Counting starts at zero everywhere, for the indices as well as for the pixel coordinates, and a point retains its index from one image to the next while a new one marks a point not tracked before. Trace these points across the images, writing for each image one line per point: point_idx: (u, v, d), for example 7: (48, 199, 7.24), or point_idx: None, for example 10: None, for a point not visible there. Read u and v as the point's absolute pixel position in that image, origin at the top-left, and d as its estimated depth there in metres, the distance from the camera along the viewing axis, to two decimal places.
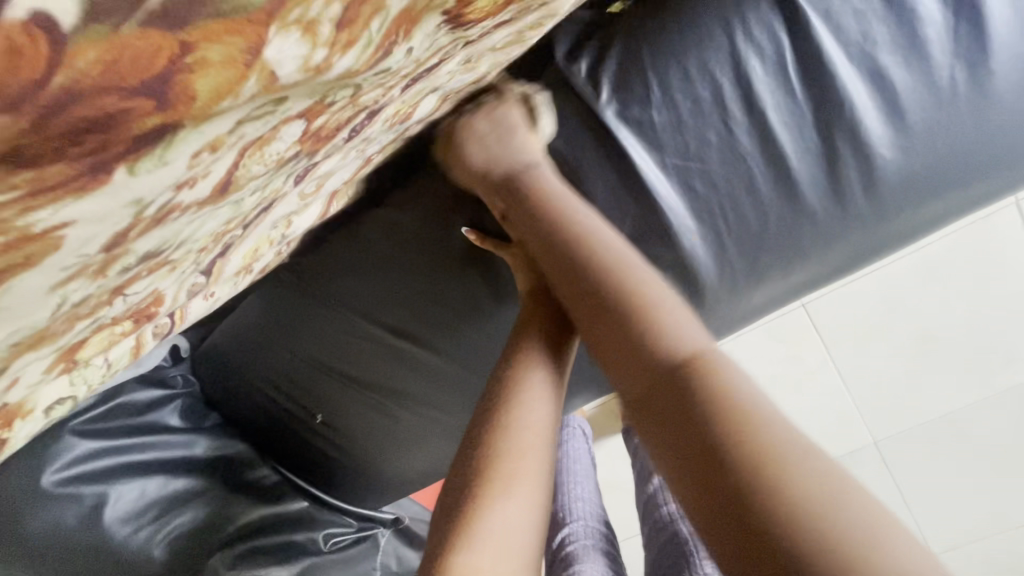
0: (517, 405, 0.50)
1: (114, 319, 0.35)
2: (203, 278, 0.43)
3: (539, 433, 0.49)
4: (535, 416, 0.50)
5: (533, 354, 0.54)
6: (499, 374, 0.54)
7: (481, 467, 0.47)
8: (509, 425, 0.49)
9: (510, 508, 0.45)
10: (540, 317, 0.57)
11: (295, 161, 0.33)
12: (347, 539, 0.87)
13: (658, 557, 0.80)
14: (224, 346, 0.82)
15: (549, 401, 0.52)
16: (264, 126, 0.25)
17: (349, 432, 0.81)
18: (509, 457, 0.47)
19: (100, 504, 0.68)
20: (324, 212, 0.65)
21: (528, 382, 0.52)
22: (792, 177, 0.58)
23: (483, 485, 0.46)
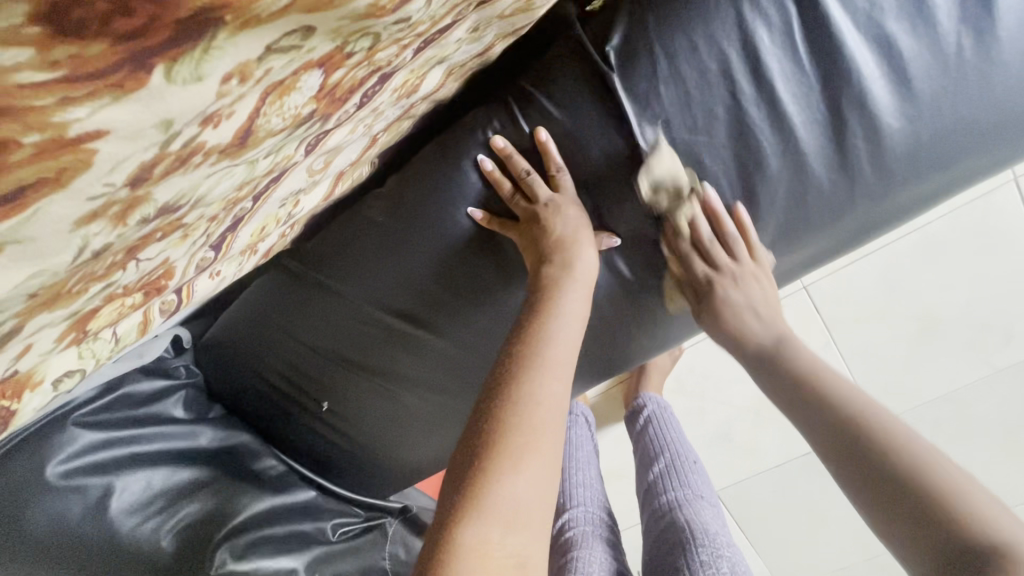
0: (528, 381, 0.49)
1: (127, 288, 0.34)
2: (212, 253, 0.43)
3: (551, 409, 0.49)
4: (546, 391, 0.49)
5: (542, 332, 0.53)
6: (510, 351, 0.53)
7: (491, 439, 0.46)
8: (520, 401, 0.48)
9: (520, 482, 0.44)
10: (546, 295, 0.56)
11: (309, 124, 0.33)
12: (354, 529, 0.87)
13: (656, 543, 0.81)
14: (226, 336, 0.81)
15: (561, 378, 0.51)
16: (290, 62, 0.24)
17: (356, 421, 0.80)
18: (519, 432, 0.46)
19: (105, 495, 0.68)
20: (330, 194, 0.64)
21: (540, 359, 0.51)
22: (800, 148, 0.58)
23: (494, 457, 0.45)
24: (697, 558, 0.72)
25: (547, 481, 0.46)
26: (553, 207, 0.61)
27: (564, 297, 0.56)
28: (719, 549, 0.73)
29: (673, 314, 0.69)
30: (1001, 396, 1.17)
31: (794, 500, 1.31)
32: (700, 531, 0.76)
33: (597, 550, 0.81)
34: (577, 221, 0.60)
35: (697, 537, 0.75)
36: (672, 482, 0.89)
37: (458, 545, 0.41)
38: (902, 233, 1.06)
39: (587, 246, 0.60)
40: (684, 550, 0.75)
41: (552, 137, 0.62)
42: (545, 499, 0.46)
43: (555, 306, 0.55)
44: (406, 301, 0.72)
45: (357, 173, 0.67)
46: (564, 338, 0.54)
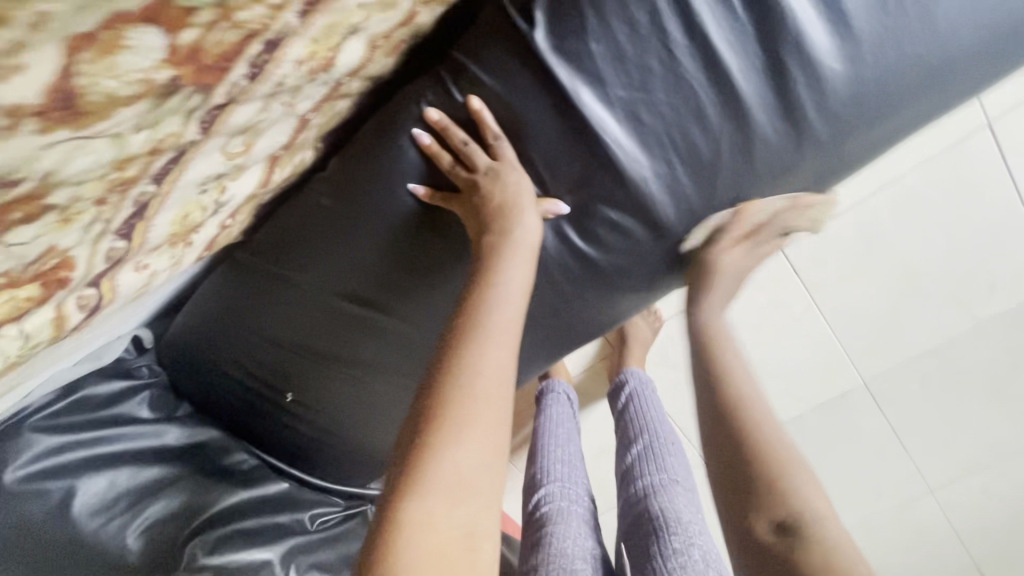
0: (470, 351, 0.48)
1: (9, 276, 0.33)
2: (125, 245, 0.41)
3: (493, 378, 0.47)
4: (488, 361, 0.48)
5: (483, 301, 0.51)
6: (451, 326, 0.51)
7: (432, 414, 0.45)
8: (460, 372, 0.46)
9: (461, 452, 0.43)
10: (488, 265, 0.55)
11: (181, 96, 0.31)
12: (334, 518, 0.87)
13: (631, 527, 0.79)
14: (185, 334, 0.80)
15: (505, 346, 0.49)
16: (80, 9, 0.22)
17: (321, 408, 0.80)
18: (460, 401, 0.45)
19: (66, 498, 0.68)
20: (269, 179, 0.62)
21: (481, 329, 0.49)
22: (740, 101, 0.56)
23: (432, 432, 0.44)
24: (669, 546, 0.70)
25: (492, 448, 0.45)
26: (493, 176, 0.60)
27: (507, 265, 0.55)
28: (691, 537, 0.71)
29: (633, 281, 0.68)
30: (987, 349, 1.15)
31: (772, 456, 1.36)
32: (673, 519, 0.74)
33: (573, 527, 0.80)
34: (519, 187, 0.59)
35: (669, 525, 0.73)
36: (649, 467, 0.86)
37: (401, 523, 0.40)
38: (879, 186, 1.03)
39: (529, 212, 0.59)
40: (657, 537, 0.73)
41: (490, 107, 0.60)
42: (490, 467, 0.44)
43: (497, 275, 0.54)
44: (359, 284, 0.71)
45: (298, 159, 0.66)
46: (509, 306, 0.52)
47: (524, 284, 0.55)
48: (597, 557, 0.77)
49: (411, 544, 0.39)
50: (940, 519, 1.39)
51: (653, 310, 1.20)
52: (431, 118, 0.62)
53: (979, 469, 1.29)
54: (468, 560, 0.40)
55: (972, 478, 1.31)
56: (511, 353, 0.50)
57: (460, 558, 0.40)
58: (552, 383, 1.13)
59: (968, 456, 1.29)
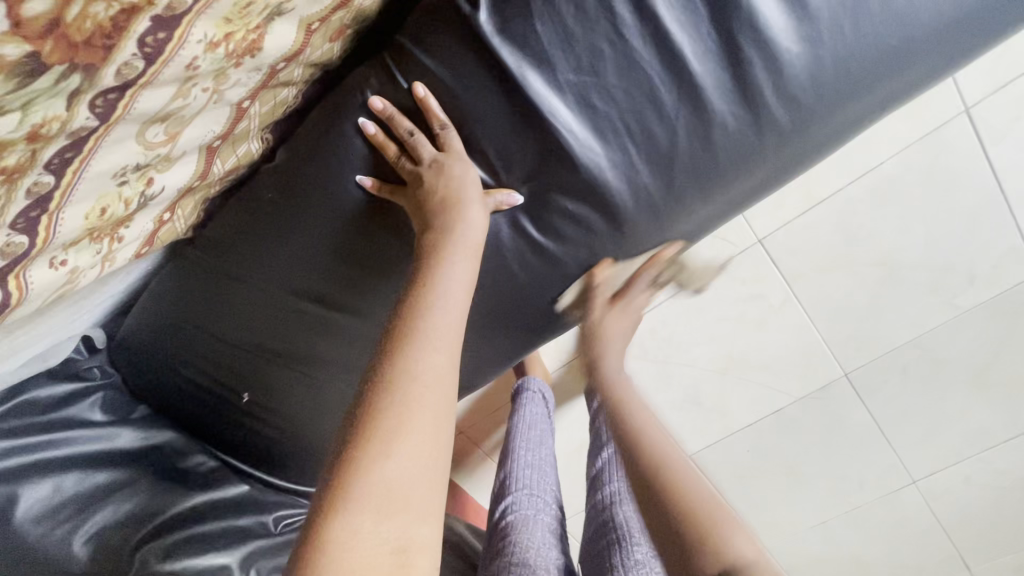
0: (405, 355, 0.46)
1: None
2: (27, 241, 0.39)
3: (429, 383, 0.45)
4: (424, 365, 0.46)
5: (422, 303, 0.49)
6: (388, 330, 0.49)
7: (361, 424, 0.43)
8: (393, 377, 0.45)
9: (394, 464, 0.41)
10: (430, 261, 0.53)
11: (35, 69, 0.29)
12: (299, 520, 0.86)
13: (593, 537, 0.78)
14: (137, 334, 0.78)
15: (443, 348, 0.48)
16: None
17: (280, 409, 0.77)
18: (392, 411, 0.43)
19: (9, 504, 0.65)
20: (209, 173, 0.59)
21: (417, 331, 0.47)
22: (695, 84, 0.54)
23: (361, 442, 0.42)
24: (631, 556, 0.68)
25: (427, 457, 0.43)
26: (439, 166, 0.57)
27: (450, 263, 0.53)
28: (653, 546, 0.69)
29: (594, 274, 0.66)
30: (969, 340, 1.13)
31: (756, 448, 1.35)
32: (637, 531, 0.72)
33: (538, 537, 0.80)
34: (466, 179, 0.57)
35: (633, 535, 0.72)
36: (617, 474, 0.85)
37: (324, 539, 0.38)
38: (855, 176, 1.01)
39: (475, 205, 0.57)
40: (619, 547, 0.71)
41: (438, 94, 0.58)
42: (426, 475, 0.43)
43: (439, 273, 0.52)
44: (311, 281, 0.69)
45: (242, 150, 0.64)
46: (450, 307, 0.50)
47: (467, 282, 0.53)
48: (561, 567, 0.77)
49: (335, 562, 0.37)
50: (925, 511, 1.37)
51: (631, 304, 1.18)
52: (376, 107, 0.59)
53: (963, 460, 1.28)
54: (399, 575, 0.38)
55: (957, 470, 1.30)
56: (450, 355, 0.48)
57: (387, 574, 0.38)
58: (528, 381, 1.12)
59: (951, 448, 1.28)
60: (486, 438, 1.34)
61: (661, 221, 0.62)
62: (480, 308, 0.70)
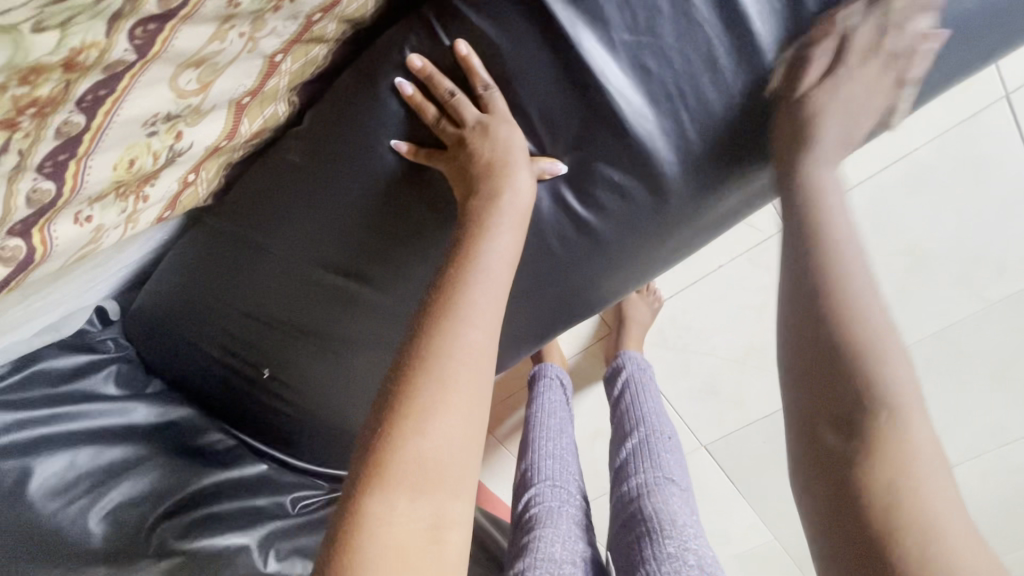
0: (443, 331, 0.43)
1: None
2: (54, 188, 0.36)
3: (469, 360, 0.42)
4: (464, 339, 0.43)
5: (461, 276, 0.46)
6: (427, 302, 0.46)
7: (397, 397, 0.40)
8: (431, 352, 0.42)
9: (430, 441, 0.39)
10: (472, 232, 0.50)
11: None
12: (317, 501, 0.83)
13: (621, 531, 0.74)
14: (155, 305, 0.75)
15: (485, 323, 0.45)
16: None
17: (301, 386, 0.75)
18: (429, 387, 0.40)
19: (22, 479, 0.62)
20: (237, 133, 0.56)
21: (458, 304, 0.44)
22: (759, 47, 0.51)
23: (397, 417, 0.39)
24: (663, 549, 0.64)
25: (466, 436, 0.40)
26: (481, 128, 0.54)
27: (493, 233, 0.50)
28: (685, 540, 0.65)
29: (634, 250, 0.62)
30: None
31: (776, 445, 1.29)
32: (668, 522, 0.68)
33: (562, 531, 0.78)
34: (510, 141, 0.54)
35: (664, 528, 0.67)
36: (643, 464, 0.82)
37: (358, 517, 0.36)
38: (887, 162, 0.89)
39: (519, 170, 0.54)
40: (649, 539, 0.67)
41: (483, 53, 0.55)
42: (464, 456, 0.40)
43: (480, 245, 0.49)
44: (339, 250, 0.66)
45: (270, 111, 0.61)
46: (491, 284, 0.47)
47: (509, 256, 0.50)
48: (587, 560, 0.75)
49: (370, 541, 0.35)
50: None
51: (653, 290, 1.15)
52: (416, 66, 0.56)
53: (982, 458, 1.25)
54: (432, 558, 0.36)
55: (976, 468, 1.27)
56: (491, 331, 0.45)
57: (423, 557, 0.36)
58: (546, 367, 1.11)
59: None
60: (500, 425, 1.32)
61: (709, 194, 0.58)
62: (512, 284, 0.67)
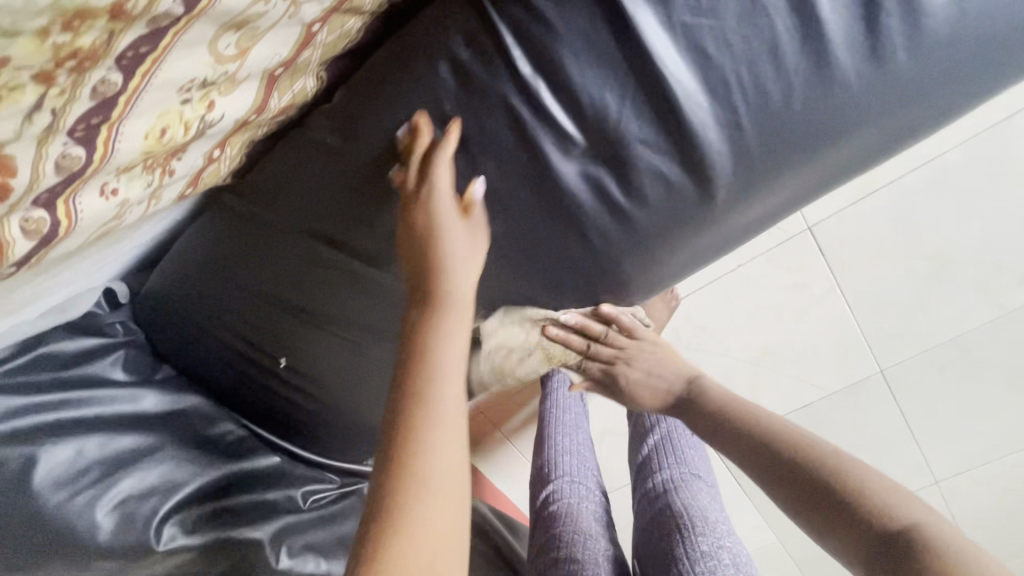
0: (422, 437, 0.45)
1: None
2: (84, 156, 0.32)
3: (449, 467, 0.45)
4: (442, 441, 0.46)
5: (430, 372, 0.49)
6: (396, 403, 0.48)
7: (388, 510, 0.42)
8: (413, 462, 0.44)
9: (421, 550, 0.41)
10: (429, 324, 0.52)
11: None
12: (329, 495, 0.81)
13: (647, 528, 0.72)
14: (164, 288, 0.71)
15: (456, 421, 0.48)
16: None
17: (317, 376, 0.71)
18: (416, 501, 0.43)
19: (27, 468, 0.58)
20: (266, 107, 0.53)
21: (432, 407, 0.47)
22: (824, 33, 0.48)
23: (389, 533, 0.41)
24: (696, 547, 0.62)
25: (447, 542, 0.43)
26: (430, 206, 0.56)
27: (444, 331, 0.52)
28: (720, 539, 0.63)
29: (667, 242, 0.60)
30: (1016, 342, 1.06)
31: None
32: (700, 519, 0.66)
33: (584, 529, 0.75)
34: (448, 222, 0.56)
35: (697, 525, 0.65)
36: (667, 459, 0.80)
37: None
38: (913, 165, 0.91)
39: (461, 255, 0.56)
40: (681, 536, 0.65)
41: (530, 26, 0.51)
42: (442, 566, 0.42)
43: (438, 341, 0.51)
44: (362, 233, 0.62)
45: (298, 86, 0.57)
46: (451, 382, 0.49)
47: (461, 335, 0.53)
48: (610, 559, 0.72)
49: None
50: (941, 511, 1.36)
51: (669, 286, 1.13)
52: (398, 138, 0.58)
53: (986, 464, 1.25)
54: None
55: (978, 474, 1.27)
56: (463, 430, 0.48)
57: None
58: None
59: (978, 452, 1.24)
60: (506, 421, 1.29)
61: (740, 197, 0.57)
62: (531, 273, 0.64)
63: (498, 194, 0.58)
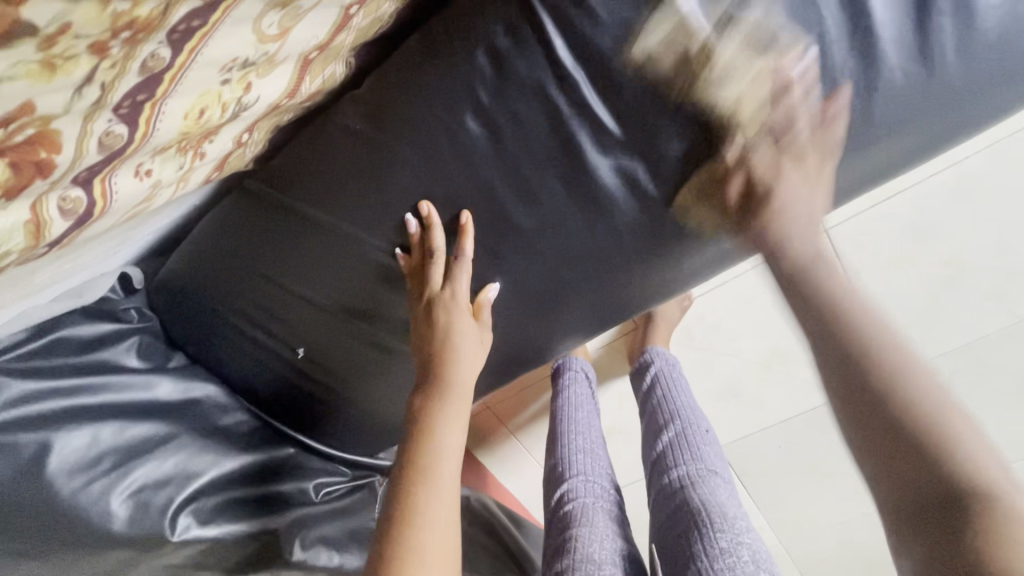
0: (414, 509, 0.51)
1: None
2: (127, 134, 0.32)
3: (440, 534, 0.51)
4: (433, 511, 0.51)
5: (425, 451, 0.55)
6: (395, 479, 0.54)
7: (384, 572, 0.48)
8: (408, 529, 0.50)
9: None
10: (425, 408, 0.58)
11: None
12: (340, 489, 0.80)
13: (665, 526, 0.67)
14: (181, 275, 0.70)
15: (447, 495, 0.53)
16: None
17: (336, 369, 0.70)
18: (409, 564, 0.48)
19: (42, 453, 0.57)
20: (297, 92, 0.51)
21: (426, 481, 0.53)
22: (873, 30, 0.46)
23: None
24: (714, 544, 0.58)
25: None
26: (445, 308, 0.60)
27: (441, 417, 0.57)
28: (739, 534, 0.59)
29: (688, 245, 0.56)
30: None
31: (791, 450, 1.19)
32: (718, 514, 0.61)
33: (599, 528, 0.73)
34: (459, 322, 0.60)
35: (714, 520, 0.61)
36: (683, 456, 0.75)
37: None
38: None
39: (469, 351, 0.61)
40: (698, 532, 0.60)
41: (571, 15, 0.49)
42: None
43: (434, 423, 0.57)
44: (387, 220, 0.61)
45: (329, 72, 0.56)
46: (446, 467, 0.55)
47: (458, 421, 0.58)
48: (623, 556, 0.70)
49: None
50: None
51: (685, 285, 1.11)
52: (409, 225, 0.60)
53: None
54: None
55: None
56: (454, 503, 0.54)
57: None
58: (572, 359, 1.04)
59: None
60: (514, 416, 1.28)
61: None
62: (552, 271, 0.60)
63: (530, 186, 0.56)
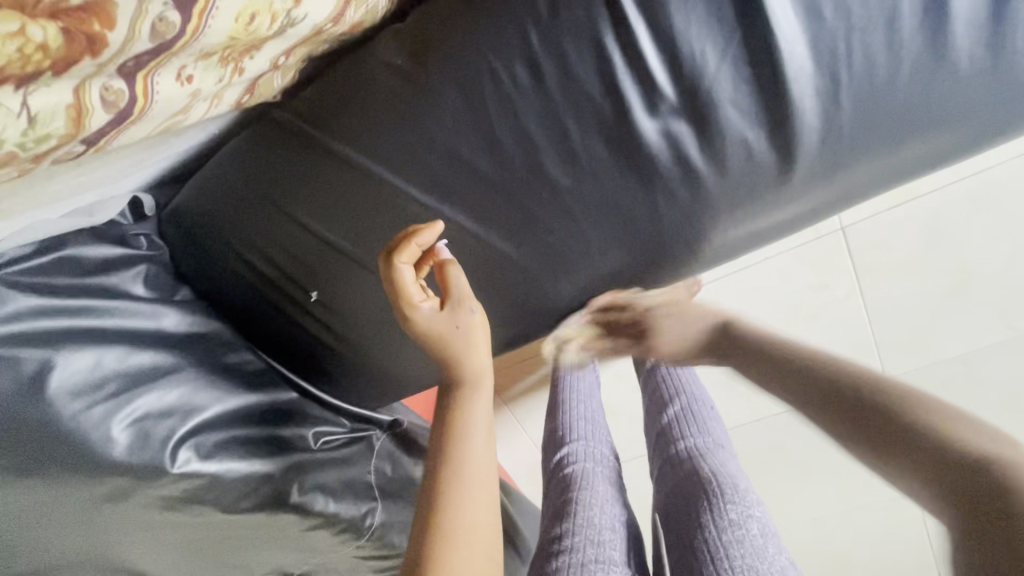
0: (452, 482, 0.56)
1: None
2: (178, 24, 0.34)
3: (478, 508, 0.55)
4: (471, 489, 0.56)
5: (458, 437, 0.59)
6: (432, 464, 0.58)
7: (430, 532, 0.53)
8: (447, 502, 0.54)
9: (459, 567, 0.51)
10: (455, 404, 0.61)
11: None
12: (340, 439, 0.78)
13: (671, 495, 0.67)
14: (198, 205, 0.68)
15: (482, 476, 0.57)
16: None
17: (350, 318, 0.67)
18: (450, 526, 0.53)
19: (43, 372, 0.55)
20: (343, 22, 0.49)
21: (460, 465, 0.57)
22: (949, 8, 0.44)
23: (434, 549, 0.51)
24: (724, 516, 0.58)
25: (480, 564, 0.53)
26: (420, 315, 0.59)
27: (470, 406, 0.61)
28: (749, 508, 0.59)
29: (720, 217, 0.55)
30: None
31: None
32: (730, 486, 0.61)
33: (601, 493, 0.73)
34: (438, 322, 0.59)
35: (725, 492, 0.61)
36: (691, 429, 0.75)
37: None
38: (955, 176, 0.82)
39: (464, 340, 0.60)
40: (708, 504, 0.60)
41: None
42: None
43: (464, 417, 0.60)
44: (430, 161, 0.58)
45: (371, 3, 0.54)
46: (474, 454, 0.58)
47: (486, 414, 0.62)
48: (623, 523, 0.71)
49: None
50: None
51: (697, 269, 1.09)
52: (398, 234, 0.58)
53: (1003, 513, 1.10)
54: None
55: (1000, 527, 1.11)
56: (489, 485, 0.58)
57: None
58: None
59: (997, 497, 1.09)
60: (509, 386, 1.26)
61: (815, 185, 0.53)
62: (582, 234, 0.58)
63: (571, 144, 0.54)
